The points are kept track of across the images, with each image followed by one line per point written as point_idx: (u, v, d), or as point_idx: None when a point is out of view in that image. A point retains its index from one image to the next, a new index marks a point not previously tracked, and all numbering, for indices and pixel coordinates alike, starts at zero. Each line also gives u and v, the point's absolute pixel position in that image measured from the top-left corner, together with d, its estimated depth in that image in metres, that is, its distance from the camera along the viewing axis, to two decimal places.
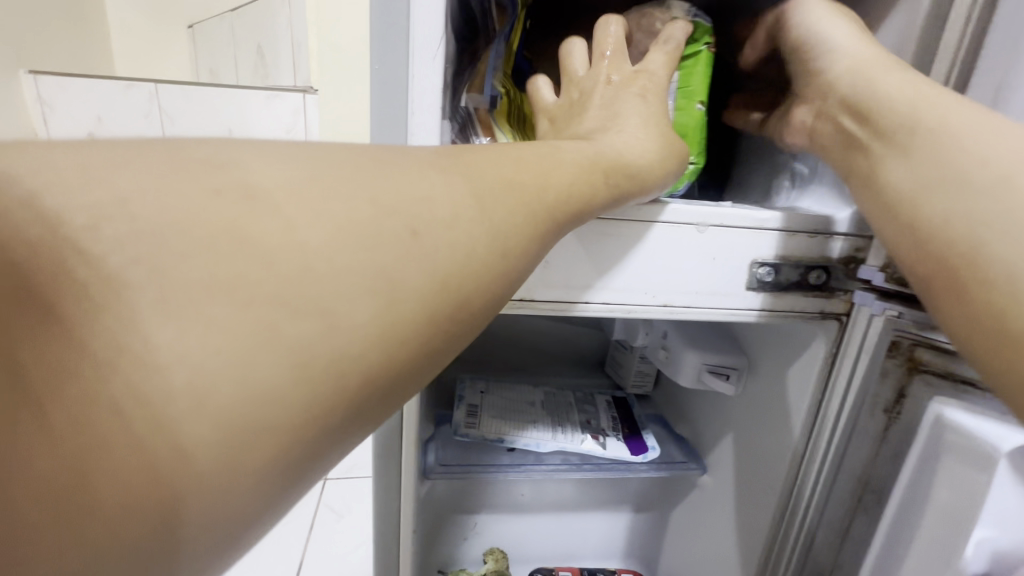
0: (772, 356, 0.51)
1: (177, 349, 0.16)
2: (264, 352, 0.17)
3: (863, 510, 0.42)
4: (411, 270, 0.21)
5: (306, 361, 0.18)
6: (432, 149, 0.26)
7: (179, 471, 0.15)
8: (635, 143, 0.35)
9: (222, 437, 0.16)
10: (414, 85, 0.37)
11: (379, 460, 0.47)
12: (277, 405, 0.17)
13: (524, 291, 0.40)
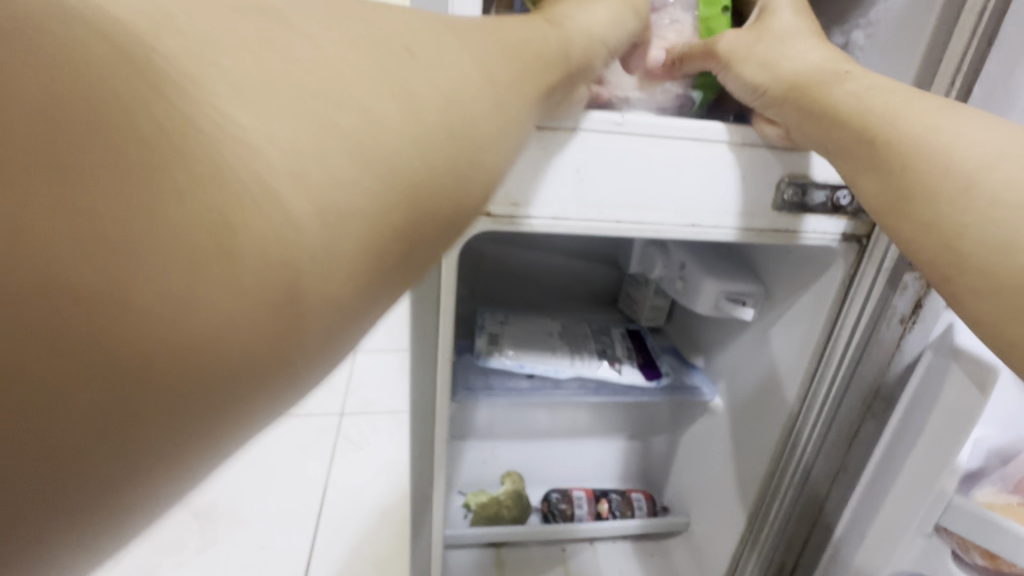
0: (789, 280, 0.53)
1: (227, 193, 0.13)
2: (303, 194, 0.15)
3: (873, 414, 0.46)
4: (476, 131, 0.21)
5: (345, 229, 0.16)
6: (490, 26, 0.26)
7: (220, 339, 0.13)
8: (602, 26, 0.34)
9: (270, 305, 0.14)
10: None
11: (413, 375, 0.49)
12: (326, 270, 0.15)
13: (558, 209, 0.41)
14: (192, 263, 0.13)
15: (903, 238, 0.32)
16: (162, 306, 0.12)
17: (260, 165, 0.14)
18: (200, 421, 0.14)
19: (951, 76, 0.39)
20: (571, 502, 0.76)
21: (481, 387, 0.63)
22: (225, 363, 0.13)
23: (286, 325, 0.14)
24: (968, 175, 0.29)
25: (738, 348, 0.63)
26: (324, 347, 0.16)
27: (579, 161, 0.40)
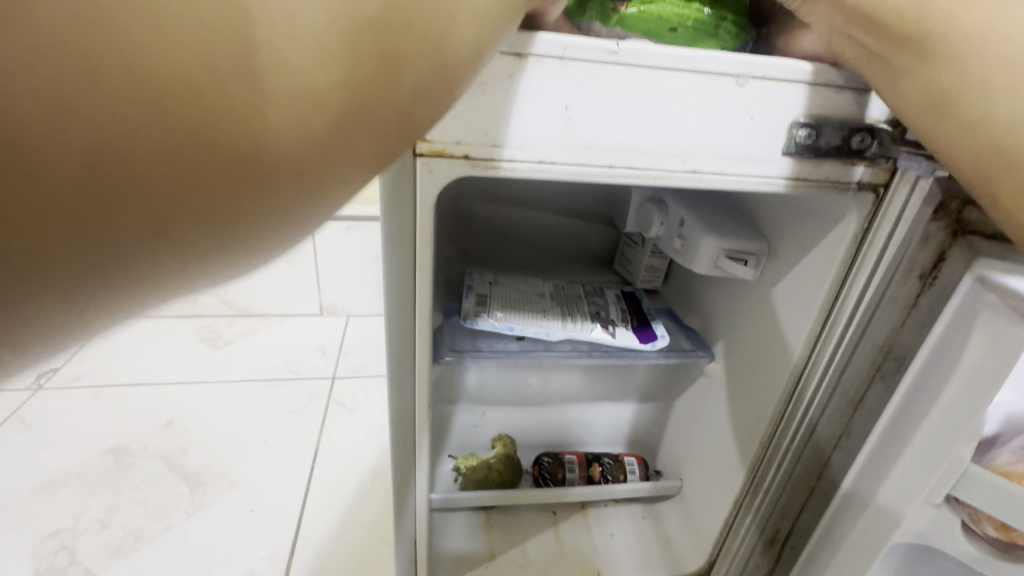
0: (796, 235, 0.49)
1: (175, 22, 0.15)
2: (261, 47, 0.16)
3: (881, 376, 0.42)
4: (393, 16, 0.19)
5: (295, 68, 0.17)
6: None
7: (182, 156, 0.16)
8: None
9: (226, 130, 0.16)
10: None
11: (391, 336, 0.45)
12: (285, 104, 0.17)
13: (543, 153, 0.37)
14: (152, 83, 0.15)
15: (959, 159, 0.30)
16: (127, 123, 0.15)
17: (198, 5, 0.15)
18: (294, 174, 0.18)
19: None
20: (563, 465, 0.74)
21: (467, 349, 0.60)
22: (189, 177, 0.16)
23: (246, 151, 0.17)
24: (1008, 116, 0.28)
25: (738, 310, 0.60)
26: (290, 178, 0.18)
27: (564, 96, 0.35)
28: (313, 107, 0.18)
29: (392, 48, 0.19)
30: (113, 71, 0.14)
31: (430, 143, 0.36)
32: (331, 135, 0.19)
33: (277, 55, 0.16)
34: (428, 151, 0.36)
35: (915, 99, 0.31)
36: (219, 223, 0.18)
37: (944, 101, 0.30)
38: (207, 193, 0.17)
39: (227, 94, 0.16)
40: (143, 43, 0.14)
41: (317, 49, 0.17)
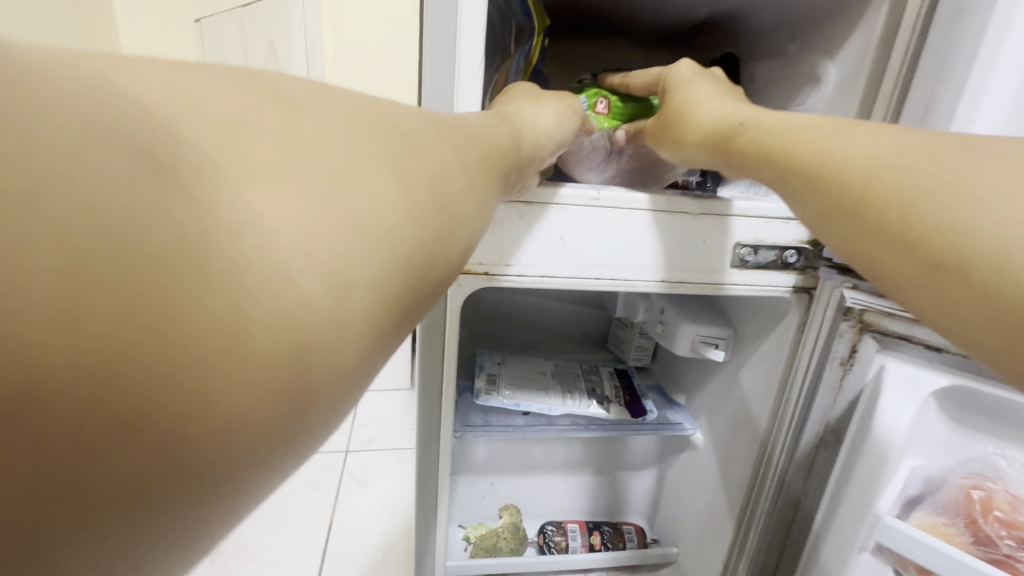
0: (755, 324, 0.60)
1: (249, 269, 0.14)
2: (313, 269, 0.16)
3: (825, 447, 0.50)
4: (442, 209, 0.23)
5: (351, 275, 0.17)
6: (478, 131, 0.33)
7: (251, 390, 0.14)
8: (542, 119, 0.40)
9: (290, 353, 0.15)
10: (461, 65, 0.42)
11: (420, 413, 0.54)
12: (333, 317, 0.16)
13: (546, 269, 0.48)
14: (223, 328, 0.13)
15: (867, 265, 0.30)
16: (154, 373, 0.12)
17: (269, 250, 0.15)
18: (296, 423, 0.16)
19: None
20: (566, 533, 0.81)
21: (480, 424, 0.68)
22: (249, 411, 0.14)
23: (302, 366, 0.15)
24: (888, 190, 0.29)
25: (715, 386, 0.69)
26: (337, 389, 0.17)
27: (561, 228, 0.47)
28: (362, 308, 0.17)
29: (434, 230, 0.22)
30: (184, 325, 0.13)
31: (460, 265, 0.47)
32: (372, 331, 0.18)
33: (302, 281, 0.15)
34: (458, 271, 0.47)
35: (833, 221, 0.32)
36: (279, 446, 0.15)
37: (845, 214, 0.31)
38: (270, 420, 0.15)
39: (294, 318, 0.15)
40: (199, 308, 0.13)
41: (365, 250, 0.18)
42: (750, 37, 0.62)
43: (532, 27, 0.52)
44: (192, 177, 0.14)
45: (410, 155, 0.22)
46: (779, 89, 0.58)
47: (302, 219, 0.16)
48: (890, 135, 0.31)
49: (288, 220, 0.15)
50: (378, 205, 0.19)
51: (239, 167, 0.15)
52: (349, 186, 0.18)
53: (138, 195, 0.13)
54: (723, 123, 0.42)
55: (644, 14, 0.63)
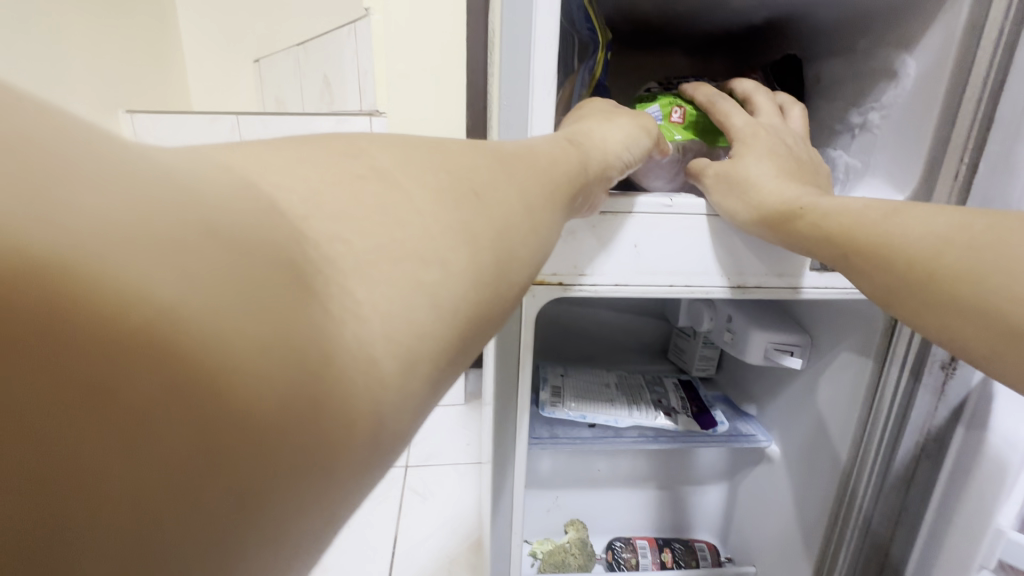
0: (834, 330, 0.57)
1: (341, 351, 0.15)
2: (393, 324, 0.16)
3: (926, 457, 0.47)
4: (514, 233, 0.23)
5: (424, 351, 0.17)
6: (555, 148, 0.34)
7: (330, 459, 0.15)
8: (614, 135, 0.40)
9: (365, 424, 0.15)
10: (533, 84, 0.43)
11: (494, 423, 0.54)
12: (403, 388, 0.17)
13: (618, 277, 0.48)
14: (316, 405, 0.14)
15: (946, 326, 0.32)
16: (222, 439, 0.12)
17: (361, 334, 0.15)
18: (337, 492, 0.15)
19: (964, 134, 0.43)
20: (635, 550, 0.78)
21: (547, 436, 0.68)
22: (322, 477, 0.14)
23: (371, 434, 0.16)
24: (967, 266, 0.31)
25: (788, 397, 0.67)
26: (391, 456, 0.17)
27: (635, 237, 0.47)
28: (428, 377, 0.18)
29: (505, 278, 0.22)
30: (283, 400, 0.13)
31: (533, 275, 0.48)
32: (433, 392, 0.18)
33: (378, 346, 0.16)
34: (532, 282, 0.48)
35: (905, 286, 0.34)
36: (327, 504, 0.15)
37: (919, 284, 0.33)
38: (347, 471, 0.15)
39: (372, 393, 0.16)
40: (279, 375, 0.13)
41: (442, 327, 0.18)
42: (812, 35, 0.61)
43: (596, 41, 0.52)
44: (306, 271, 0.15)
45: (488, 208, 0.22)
46: (849, 85, 0.56)
47: (392, 291, 0.17)
48: (945, 210, 0.34)
49: (378, 311, 0.16)
50: (456, 277, 0.19)
51: (348, 260, 0.16)
52: (433, 259, 0.18)
53: (241, 260, 0.13)
54: (782, 197, 0.42)
55: (700, 21, 0.63)
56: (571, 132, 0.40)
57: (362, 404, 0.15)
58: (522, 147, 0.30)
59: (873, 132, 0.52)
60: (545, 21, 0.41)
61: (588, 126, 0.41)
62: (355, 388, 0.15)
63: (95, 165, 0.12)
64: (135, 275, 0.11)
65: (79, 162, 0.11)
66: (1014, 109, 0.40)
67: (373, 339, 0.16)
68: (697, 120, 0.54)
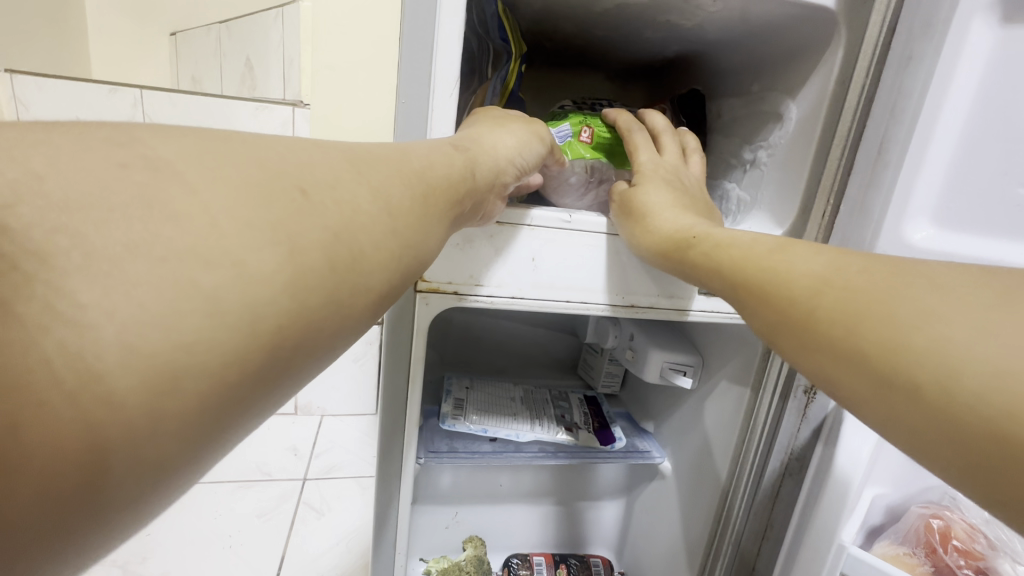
0: (722, 353, 0.61)
1: (48, 372, 0.15)
2: (133, 337, 0.16)
3: (790, 475, 0.51)
4: (342, 240, 0.22)
5: (178, 367, 0.16)
6: (433, 155, 0.33)
7: (26, 485, 0.14)
8: (505, 144, 0.40)
9: (79, 451, 0.15)
10: (435, 85, 0.42)
11: (381, 435, 0.52)
12: (148, 405, 0.16)
13: (515, 289, 0.48)
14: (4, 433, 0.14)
15: (815, 367, 0.29)
16: None
17: (78, 348, 0.15)
18: (65, 511, 0.15)
19: (830, 182, 0.48)
20: (531, 567, 0.78)
21: (445, 451, 0.66)
22: (34, 505, 0.15)
23: (99, 459, 0.15)
24: (851, 308, 0.27)
25: (681, 414, 0.69)
26: (143, 479, 0.17)
27: (532, 250, 0.47)
28: (190, 395, 0.17)
29: (327, 299, 0.22)
30: None
31: (428, 282, 0.46)
32: (203, 411, 0.18)
33: (106, 363, 0.15)
34: (425, 288, 0.46)
35: (787, 322, 0.31)
36: (57, 520, 0.15)
37: (801, 324, 0.30)
38: (71, 491, 0.15)
39: (92, 416, 0.15)
40: None
41: (216, 336, 0.17)
42: (714, 75, 0.65)
43: (509, 52, 0.52)
44: (5, 289, 0.14)
45: (305, 220, 0.21)
46: (743, 124, 0.60)
47: (135, 304, 0.16)
48: (823, 250, 0.32)
49: (115, 313, 0.15)
50: (251, 287, 0.18)
51: (73, 264, 0.15)
52: (207, 269, 0.17)
53: None
54: (676, 227, 0.43)
55: (617, 48, 0.65)
56: (462, 135, 0.39)
57: (89, 421, 0.15)
58: (391, 152, 0.29)
59: (760, 168, 0.56)
60: (449, 23, 0.40)
61: (483, 132, 0.40)
62: (71, 408, 0.15)
63: None
64: None
65: None
66: (868, 155, 0.45)
67: (93, 357, 0.15)
68: (605, 141, 0.55)
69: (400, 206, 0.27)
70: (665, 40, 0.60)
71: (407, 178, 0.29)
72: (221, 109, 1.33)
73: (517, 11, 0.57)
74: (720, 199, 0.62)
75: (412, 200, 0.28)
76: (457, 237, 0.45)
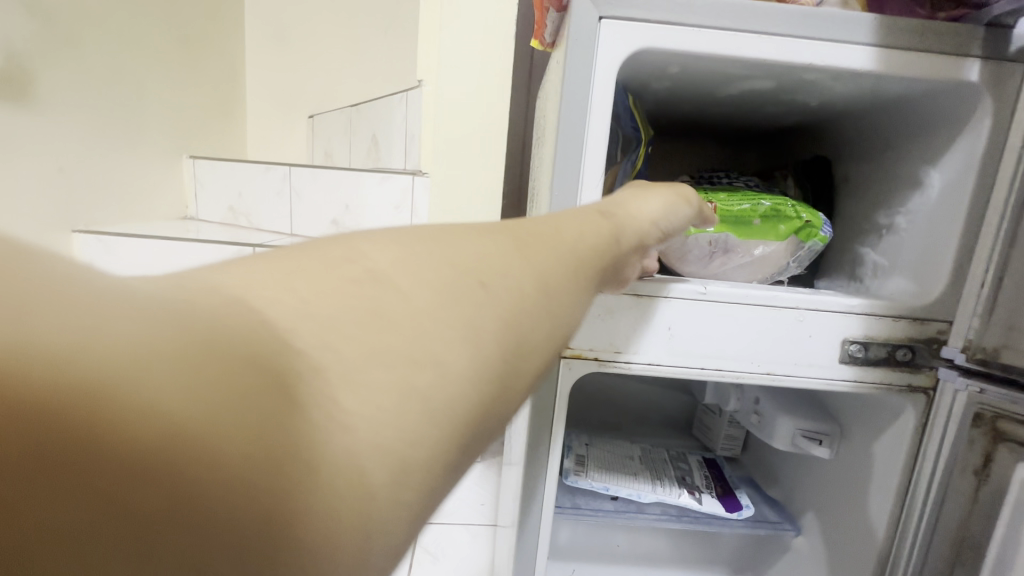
0: (867, 423, 0.58)
1: (323, 467, 0.16)
2: (386, 430, 0.18)
3: (961, 564, 0.45)
4: (557, 336, 0.27)
5: (415, 455, 0.19)
6: (584, 223, 0.36)
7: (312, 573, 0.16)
8: (648, 209, 0.43)
9: (350, 540, 0.17)
10: (582, 180, 0.48)
11: (522, 490, 0.55)
12: (395, 493, 0.18)
13: (652, 357, 0.51)
14: (295, 533, 0.16)
15: None
16: (222, 559, 0.15)
17: (346, 447, 0.17)
18: None
19: (986, 255, 0.45)
20: None
21: (570, 507, 0.68)
22: None
23: (356, 548, 0.17)
24: None
25: (819, 484, 0.66)
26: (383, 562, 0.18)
27: (668, 320, 0.50)
28: (421, 479, 0.19)
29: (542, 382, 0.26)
30: (270, 527, 0.15)
31: (571, 349, 0.51)
32: (423, 500, 0.19)
33: (365, 455, 0.17)
34: (569, 355, 0.51)
35: None
36: None
37: None
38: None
39: (357, 512, 0.17)
40: (266, 496, 0.15)
41: (429, 435, 0.19)
42: (840, 141, 0.65)
43: (639, 139, 0.58)
44: (291, 386, 0.17)
45: (500, 309, 0.23)
46: (874, 190, 0.60)
47: (383, 403, 0.18)
48: None
49: (365, 414, 0.18)
50: (457, 379, 0.21)
51: (336, 369, 0.18)
52: (424, 368, 0.20)
53: (237, 375, 0.16)
54: None
55: (734, 121, 0.68)
56: (616, 202, 0.43)
57: (358, 507, 0.17)
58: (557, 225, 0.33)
59: (899, 234, 0.55)
60: (596, 129, 0.47)
61: (629, 200, 0.44)
62: (344, 496, 0.17)
63: (105, 312, 0.14)
64: (141, 417, 0.14)
65: (112, 318, 0.14)
66: None
67: (358, 450, 0.17)
68: (732, 211, 0.55)
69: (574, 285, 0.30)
70: (786, 113, 0.62)
71: (584, 258, 0.32)
72: (349, 182, 1.52)
73: (641, 99, 0.62)
74: (853, 263, 0.61)
75: (593, 288, 0.33)
76: (600, 309, 0.50)
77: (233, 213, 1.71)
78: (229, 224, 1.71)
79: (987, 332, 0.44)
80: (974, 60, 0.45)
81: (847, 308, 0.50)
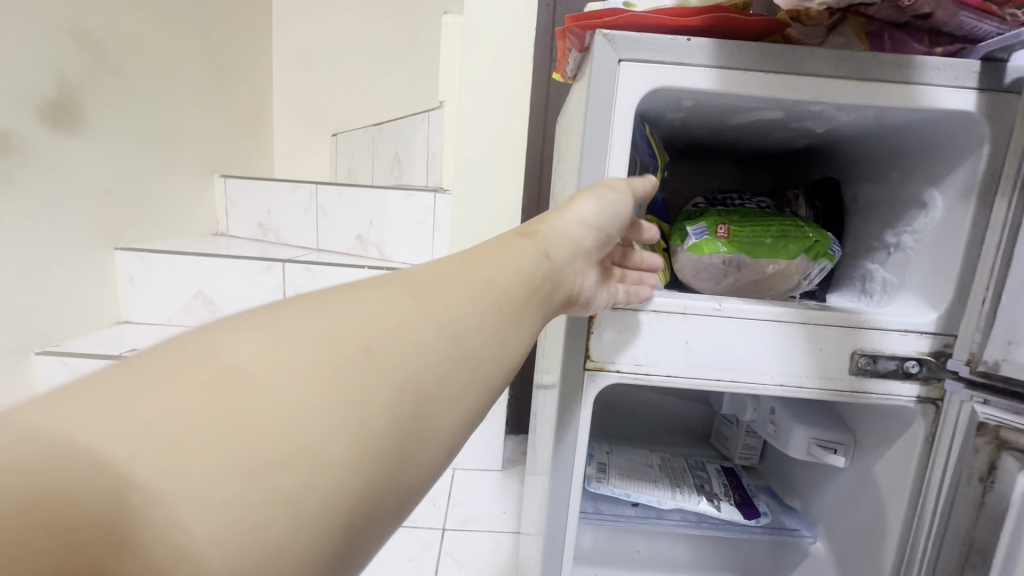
0: (880, 433, 0.61)
1: (160, 557, 0.21)
2: (228, 513, 0.23)
3: (969, 567, 0.47)
4: None
5: (266, 531, 0.23)
6: (505, 255, 0.42)
7: None
8: (560, 235, 0.47)
9: None
10: None
11: (549, 494, 0.59)
12: (250, 563, 0.23)
13: (670, 369, 0.54)
14: None
15: None
16: None
17: (180, 538, 0.22)
18: None
19: (987, 271, 0.48)
20: None
21: (592, 512, 0.72)
22: None
23: None
24: None
25: (835, 492, 0.69)
26: None
27: (685, 335, 0.54)
28: (280, 547, 0.24)
29: None
30: None
31: (595, 361, 0.55)
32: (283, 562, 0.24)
33: (200, 543, 0.22)
34: (593, 367, 0.55)
35: None
36: None
37: None
38: None
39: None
40: None
41: (277, 512, 0.24)
42: (849, 163, 0.69)
43: (656, 165, 0.62)
44: (129, 498, 0.21)
45: (368, 373, 0.29)
46: (883, 209, 0.63)
47: (226, 494, 0.23)
48: None
49: (206, 511, 0.22)
50: (312, 457, 0.25)
51: (181, 477, 0.22)
52: (276, 455, 0.24)
53: (77, 501, 0.20)
54: None
55: (746, 144, 0.72)
56: (539, 229, 0.47)
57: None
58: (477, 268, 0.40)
59: (906, 252, 0.58)
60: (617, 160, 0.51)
61: (543, 227, 0.48)
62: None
63: None
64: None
65: None
66: None
67: (189, 540, 0.22)
68: (744, 233, 0.59)
69: (472, 328, 0.36)
70: (796, 137, 0.66)
71: (492, 293, 0.39)
72: (373, 200, 1.58)
73: (657, 126, 0.66)
74: (864, 279, 0.64)
75: None
76: (621, 324, 0.54)
77: (263, 230, 1.79)
78: (259, 240, 1.79)
79: (988, 345, 0.47)
80: (972, 91, 0.48)
81: (856, 323, 0.53)
